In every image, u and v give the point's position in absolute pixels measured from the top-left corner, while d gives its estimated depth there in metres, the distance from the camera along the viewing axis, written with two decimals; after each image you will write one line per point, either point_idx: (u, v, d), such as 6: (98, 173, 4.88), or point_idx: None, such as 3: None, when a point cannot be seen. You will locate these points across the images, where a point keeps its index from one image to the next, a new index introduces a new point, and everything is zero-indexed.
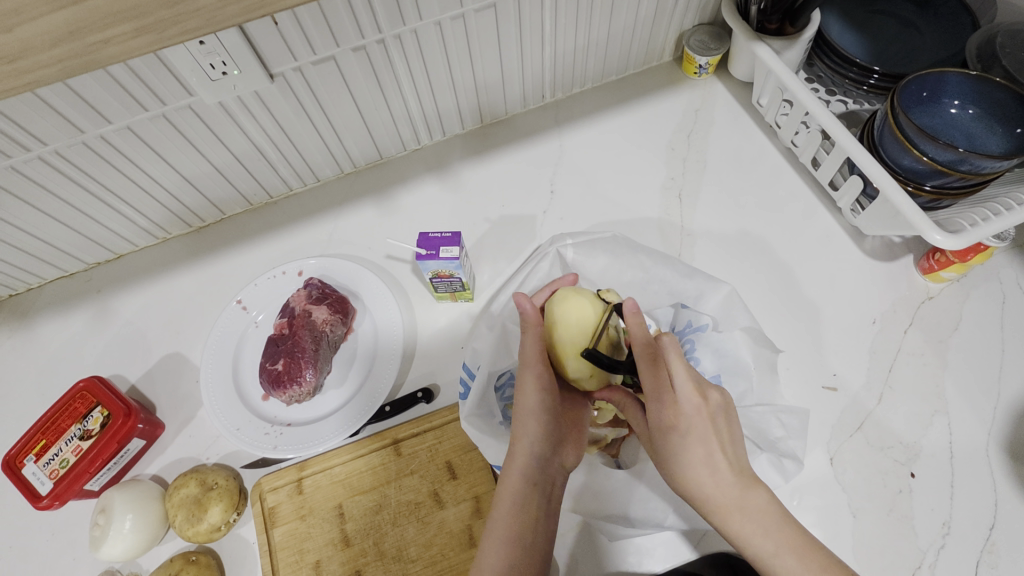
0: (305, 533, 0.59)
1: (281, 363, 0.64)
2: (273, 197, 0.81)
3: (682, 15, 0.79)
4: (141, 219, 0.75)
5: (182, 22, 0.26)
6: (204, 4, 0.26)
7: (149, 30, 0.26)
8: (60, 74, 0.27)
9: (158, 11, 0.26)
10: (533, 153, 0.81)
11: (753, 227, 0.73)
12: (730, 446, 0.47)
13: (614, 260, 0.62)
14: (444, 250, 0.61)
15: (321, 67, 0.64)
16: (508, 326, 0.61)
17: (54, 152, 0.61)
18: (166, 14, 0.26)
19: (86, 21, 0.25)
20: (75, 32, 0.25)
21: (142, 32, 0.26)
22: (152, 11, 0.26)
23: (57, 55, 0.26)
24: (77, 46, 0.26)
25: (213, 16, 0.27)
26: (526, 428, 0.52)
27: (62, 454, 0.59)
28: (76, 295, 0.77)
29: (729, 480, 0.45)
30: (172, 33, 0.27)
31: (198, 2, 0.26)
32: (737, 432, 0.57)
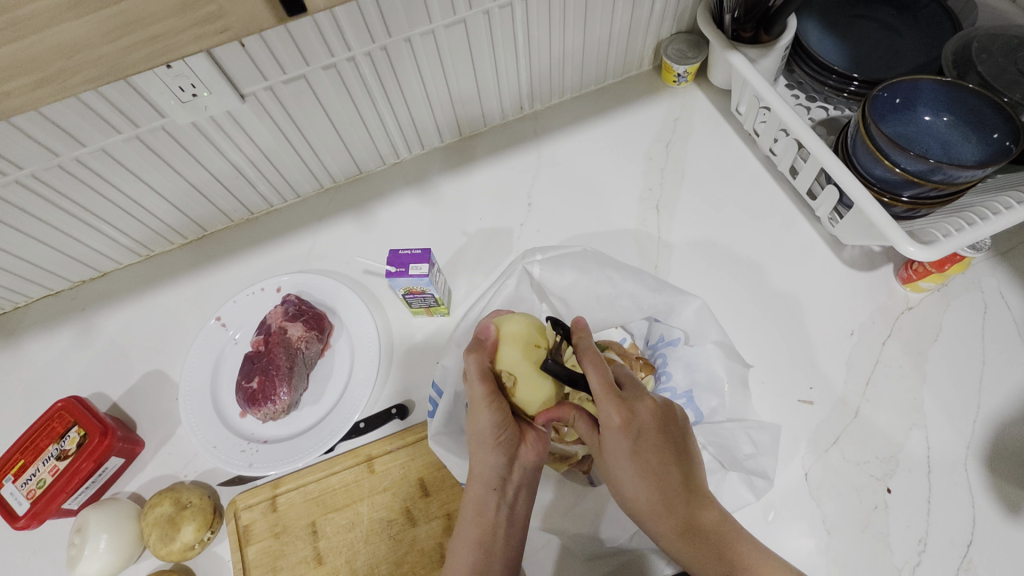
0: (279, 551, 0.59)
1: (256, 380, 0.65)
2: (254, 213, 0.82)
3: (659, 24, 0.78)
4: (123, 237, 0.76)
5: (82, 71, 0.28)
6: (101, 52, 0.27)
7: (51, 80, 0.28)
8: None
9: (57, 63, 0.27)
10: (511, 165, 0.81)
11: (731, 237, 0.72)
12: (685, 462, 0.49)
13: (582, 276, 0.61)
14: (413, 268, 0.61)
15: (292, 86, 0.65)
16: None
17: (30, 175, 0.62)
18: (64, 64, 0.27)
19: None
20: None
21: (41, 83, 0.28)
22: (49, 62, 0.27)
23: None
24: None
25: (113, 63, 0.28)
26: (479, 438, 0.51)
27: (39, 474, 0.60)
28: (62, 313, 0.78)
29: (681, 499, 0.48)
30: (74, 81, 0.28)
31: (94, 52, 0.27)
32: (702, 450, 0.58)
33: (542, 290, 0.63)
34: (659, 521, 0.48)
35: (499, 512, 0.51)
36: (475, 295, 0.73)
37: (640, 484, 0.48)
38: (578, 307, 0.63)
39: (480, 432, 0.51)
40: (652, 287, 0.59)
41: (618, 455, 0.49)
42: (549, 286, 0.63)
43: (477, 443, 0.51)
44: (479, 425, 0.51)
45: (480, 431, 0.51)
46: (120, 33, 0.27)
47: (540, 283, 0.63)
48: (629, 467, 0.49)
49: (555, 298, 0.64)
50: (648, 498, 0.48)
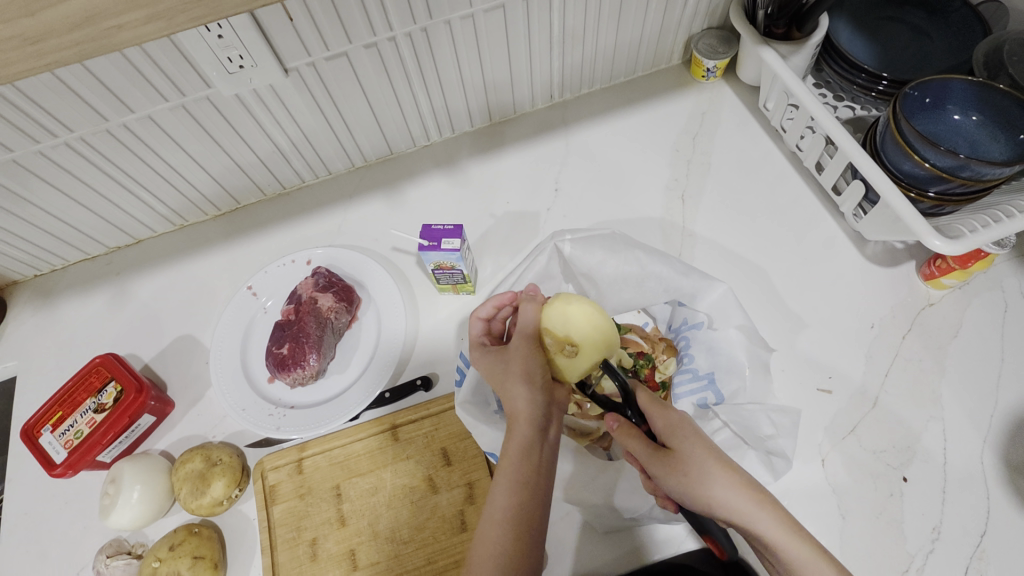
0: (303, 512, 0.61)
1: (286, 347, 0.67)
2: (286, 187, 0.84)
3: (691, 19, 0.80)
4: (160, 205, 0.78)
5: (187, 10, 0.29)
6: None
7: (160, 17, 0.29)
8: (75, 57, 0.29)
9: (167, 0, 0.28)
10: (539, 152, 0.83)
11: (754, 229, 0.74)
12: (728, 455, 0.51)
13: (612, 258, 0.62)
14: (445, 243, 0.62)
15: (334, 62, 0.67)
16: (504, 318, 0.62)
17: (79, 138, 0.64)
18: (172, 3, 0.29)
19: (102, 8, 0.28)
20: (92, 18, 0.28)
21: (152, 18, 0.29)
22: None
23: (73, 40, 0.28)
24: (93, 31, 0.28)
25: (216, 6, 0.30)
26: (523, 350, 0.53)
27: (77, 425, 0.62)
28: (97, 277, 0.81)
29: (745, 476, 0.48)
30: (180, 20, 0.29)
31: None
32: (724, 428, 0.57)
33: (570, 271, 0.65)
34: (768, 519, 0.45)
35: (532, 409, 0.49)
36: (501, 275, 0.74)
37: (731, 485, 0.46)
38: (606, 286, 0.64)
39: (488, 368, 0.54)
40: (678, 274, 0.60)
41: (698, 460, 0.47)
42: (576, 264, 0.64)
43: (491, 374, 0.54)
44: (486, 362, 0.55)
45: (489, 364, 0.54)
46: None
47: (569, 261, 0.64)
48: (713, 470, 0.47)
49: (582, 278, 0.65)
50: (742, 499, 0.46)
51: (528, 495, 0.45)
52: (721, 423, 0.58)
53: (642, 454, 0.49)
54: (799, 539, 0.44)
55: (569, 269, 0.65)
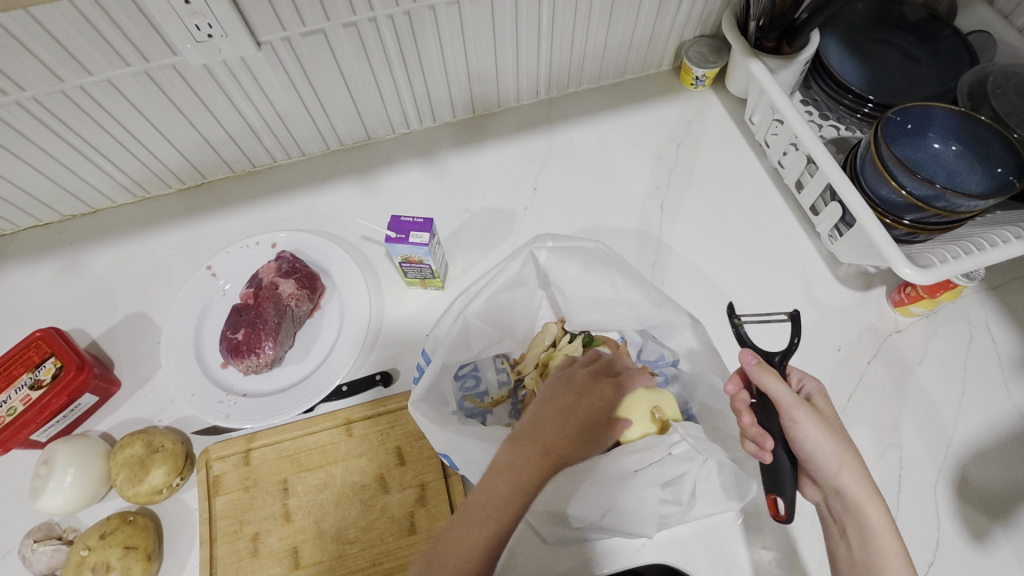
0: (247, 505, 0.59)
1: (241, 332, 0.64)
2: (256, 166, 0.80)
3: (683, 25, 0.78)
4: (119, 175, 0.74)
5: None
6: None
7: None
8: None
9: None
10: (521, 148, 0.81)
11: (730, 244, 0.73)
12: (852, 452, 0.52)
13: (585, 273, 0.60)
14: (414, 236, 0.60)
15: (310, 39, 0.64)
16: (471, 321, 0.59)
17: (32, 98, 0.60)
18: None
19: None
20: None
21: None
22: None
23: None
24: None
25: None
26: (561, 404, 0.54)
27: (10, 401, 0.58)
28: (49, 245, 0.77)
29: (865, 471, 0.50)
30: None
31: None
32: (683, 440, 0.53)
33: (544, 278, 0.63)
34: (863, 487, 0.48)
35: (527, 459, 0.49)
36: (472, 273, 0.72)
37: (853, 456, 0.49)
38: (575, 303, 0.63)
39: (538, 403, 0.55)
40: (652, 292, 0.59)
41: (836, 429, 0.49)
42: (551, 277, 0.62)
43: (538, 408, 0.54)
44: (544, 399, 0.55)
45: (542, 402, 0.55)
46: None
47: (544, 269, 0.62)
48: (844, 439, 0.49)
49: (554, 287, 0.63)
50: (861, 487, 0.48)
51: (510, 508, 0.47)
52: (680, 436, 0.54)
53: (789, 395, 0.48)
54: (891, 534, 0.47)
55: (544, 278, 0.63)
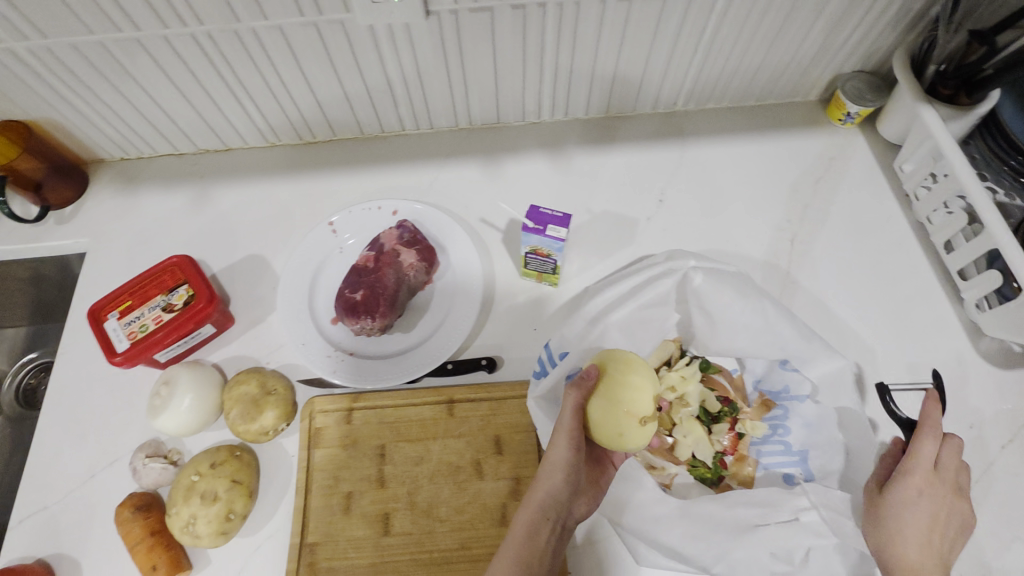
0: (344, 463, 0.59)
1: (359, 294, 0.65)
2: (384, 131, 0.81)
3: (846, 57, 0.75)
4: (259, 118, 0.76)
5: None
6: None
7: None
8: None
9: None
10: (650, 157, 0.79)
11: (860, 293, 0.70)
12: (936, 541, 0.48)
13: (739, 301, 0.58)
14: (551, 229, 0.59)
15: (476, 16, 0.63)
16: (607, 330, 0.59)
17: (206, 33, 0.62)
18: None
19: None
20: None
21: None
22: None
23: None
24: None
25: None
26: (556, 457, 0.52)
27: (143, 319, 0.60)
28: (181, 175, 0.80)
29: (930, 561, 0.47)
30: None
31: None
32: (813, 508, 0.53)
33: (687, 298, 0.61)
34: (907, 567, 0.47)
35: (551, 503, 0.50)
36: (586, 275, 0.71)
37: (913, 544, 0.47)
38: (722, 327, 0.61)
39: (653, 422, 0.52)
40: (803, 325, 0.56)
41: (909, 519, 0.48)
42: (703, 298, 0.60)
43: (559, 435, 0.52)
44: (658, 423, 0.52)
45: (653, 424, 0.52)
46: None
47: (695, 292, 0.60)
48: (910, 528, 0.48)
49: (700, 313, 0.61)
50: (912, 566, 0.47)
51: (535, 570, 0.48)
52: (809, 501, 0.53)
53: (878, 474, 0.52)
54: None
55: (689, 300, 0.61)
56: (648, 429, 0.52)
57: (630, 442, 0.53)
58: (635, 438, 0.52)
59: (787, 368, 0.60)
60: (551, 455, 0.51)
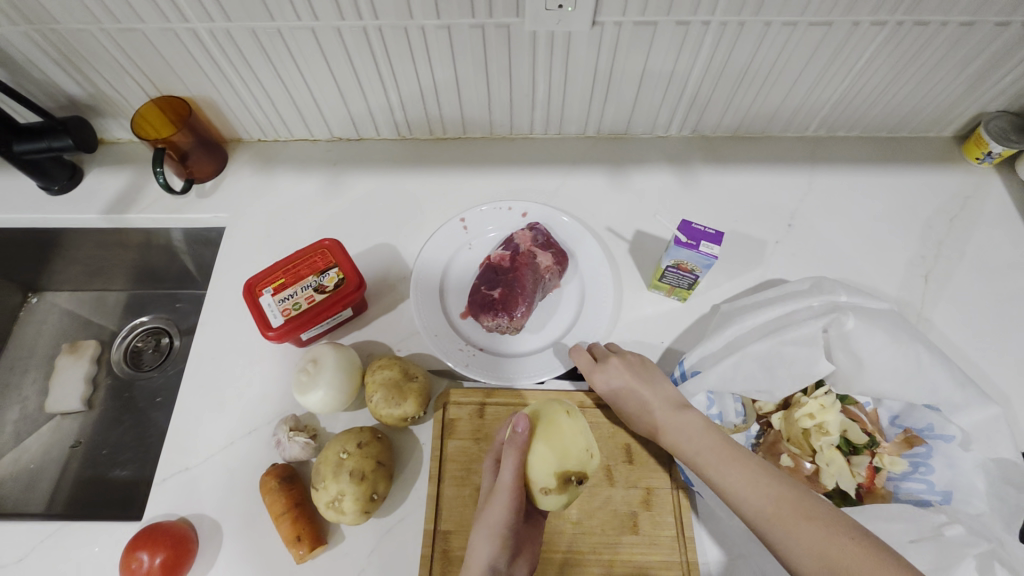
0: (476, 456, 0.61)
1: (498, 291, 0.66)
2: (513, 133, 0.83)
3: (994, 96, 0.73)
4: (399, 112, 0.78)
5: None
6: None
7: None
8: None
9: None
10: (778, 180, 0.79)
11: (998, 337, 0.68)
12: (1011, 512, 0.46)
13: (890, 344, 0.58)
14: (704, 246, 0.59)
15: (639, 29, 0.65)
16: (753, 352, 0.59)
17: (379, 27, 0.65)
18: None
19: None
20: None
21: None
22: None
23: None
24: None
25: None
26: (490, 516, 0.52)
27: (296, 297, 0.62)
28: (315, 159, 0.83)
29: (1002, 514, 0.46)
30: None
31: None
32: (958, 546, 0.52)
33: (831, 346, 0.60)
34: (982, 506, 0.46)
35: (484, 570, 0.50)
36: (714, 293, 0.71)
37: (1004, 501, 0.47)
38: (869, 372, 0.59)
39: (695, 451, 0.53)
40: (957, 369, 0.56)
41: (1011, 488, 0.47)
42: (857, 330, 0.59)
43: (498, 495, 0.52)
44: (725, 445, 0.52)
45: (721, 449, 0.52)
46: None
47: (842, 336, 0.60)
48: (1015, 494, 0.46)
49: (845, 356, 0.60)
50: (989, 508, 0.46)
51: None
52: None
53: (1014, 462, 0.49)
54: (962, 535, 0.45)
55: (833, 345, 0.60)
56: (550, 498, 0.53)
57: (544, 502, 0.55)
58: (546, 502, 0.54)
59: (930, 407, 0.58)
60: (488, 518, 0.52)
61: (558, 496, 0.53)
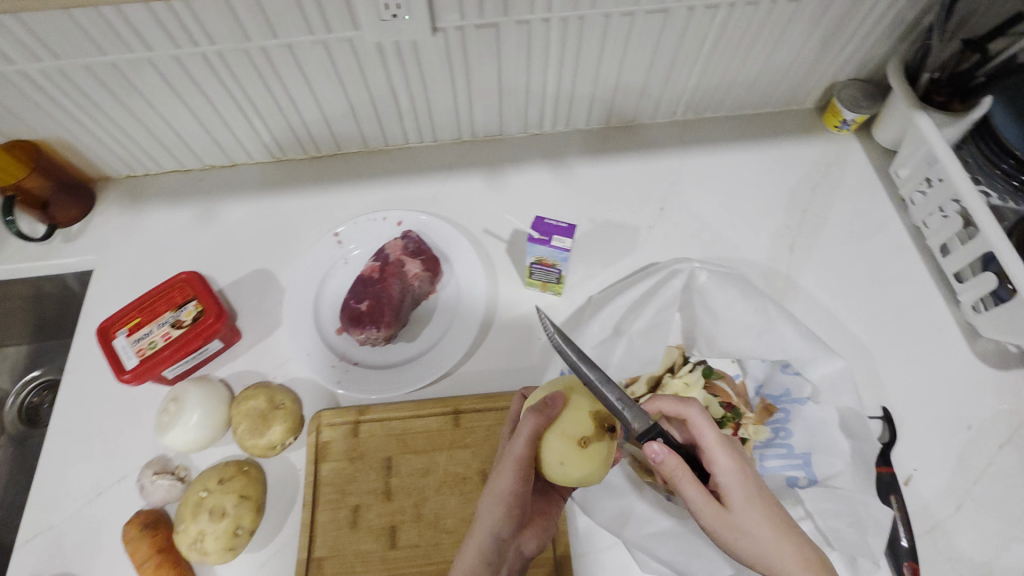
0: (351, 476, 0.60)
1: (365, 304, 0.65)
2: (388, 145, 0.82)
3: (842, 66, 0.76)
4: (266, 135, 0.77)
5: None
6: None
7: None
8: None
9: None
10: (651, 166, 0.80)
11: (862, 296, 0.70)
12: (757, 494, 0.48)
13: (741, 299, 0.59)
14: (556, 240, 0.60)
15: (482, 32, 0.64)
16: (615, 332, 0.61)
17: (217, 52, 0.63)
18: None
19: None
20: None
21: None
22: None
23: None
24: None
25: None
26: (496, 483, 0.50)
27: (152, 335, 0.61)
28: (186, 191, 0.80)
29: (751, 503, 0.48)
30: None
31: None
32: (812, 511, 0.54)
33: (689, 303, 0.63)
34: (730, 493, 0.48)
35: (483, 541, 0.49)
36: (590, 283, 0.72)
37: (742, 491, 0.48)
38: (723, 331, 0.62)
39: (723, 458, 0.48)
40: (805, 331, 0.57)
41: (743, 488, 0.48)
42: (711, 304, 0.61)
43: (505, 464, 0.50)
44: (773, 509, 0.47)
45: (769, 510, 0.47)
46: None
47: (696, 292, 0.62)
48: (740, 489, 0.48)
49: (705, 315, 0.62)
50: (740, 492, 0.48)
51: None
52: (810, 511, 0.55)
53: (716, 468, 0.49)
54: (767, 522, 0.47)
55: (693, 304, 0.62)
56: (592, 450, 0.50)
57: (574, 471, 0.50)
58: (578, 466, 0.50)
59: (788, 372, 0.60)
60: (494, 486, 0.50)
61: (600, 444, 0.51)
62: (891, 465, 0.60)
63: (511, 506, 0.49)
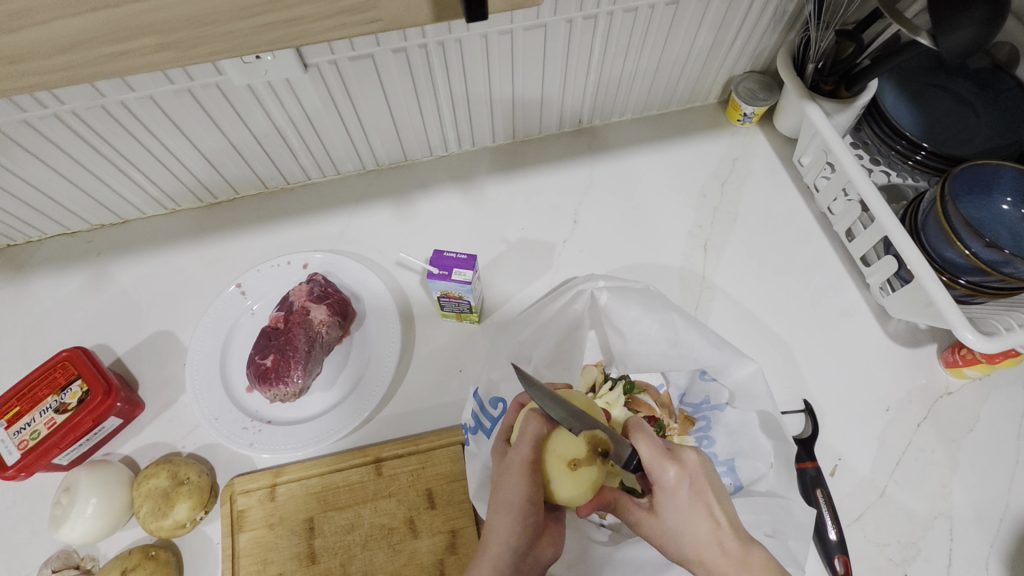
0: (271, 544, 0.57)
1: (270, 358, 0.62)
2: (290, 182, 0.78)
3: (735, 60, 0.76)
4: (152, 188, 0.72)
5: (209, 43, 0.31)
6: (232, 27, 0.30)
7: (169, 47, 0.30)
8: (66, 79, 0.31)
9: (180, 31, 0.30)
10: (560, 178, 0.79)
11: (776, 289, 0.71)
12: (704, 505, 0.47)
13: (645, 315, 0.59)
14: (457, 272, 0.58)
15: (358, 63, 0.62)
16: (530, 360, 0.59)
17: (70, 112, 0.58)
18: (183, 35, 0.30)
19: (97, 30, 0.28)
20: (86, 41, 0.29)
21: (162, 47, 0.30)
22: (173, 32, 0.29)
23: (65, 64, 0.30)
24: (93, 54, 0.29)
25: (243, 40, 0.31)
26: (506, 491, 0.49)
27: (34, 425, 0.57)
28: (74, 255, 0.75)
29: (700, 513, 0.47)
30: (194, 52, 0.31)
31: (228, 27, 0.30)
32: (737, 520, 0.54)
33: (599, 319, 0.62)
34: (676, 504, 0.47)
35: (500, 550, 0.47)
36: (508, 307, 0.70)
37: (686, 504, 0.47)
38: (633, 343, 0.61)
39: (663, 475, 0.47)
40: (716, 339, 0.57)
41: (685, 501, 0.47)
42: (622, 319, 0.60)
43: (512, 472, 0.49)
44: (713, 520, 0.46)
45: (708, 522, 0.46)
46: (256, 12, 0.30)
47: (602, 310, 0.61)
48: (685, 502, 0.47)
49: (613, 331, 0.62)
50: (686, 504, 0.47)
51: None
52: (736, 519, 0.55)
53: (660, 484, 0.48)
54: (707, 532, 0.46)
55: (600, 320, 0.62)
56: (582, 474, 0.49)
57: (561, 490, 0.50)
58: (566, 486, 0.49)
59: (706, 378, 0.59)
60: (503, 495, 0.49)
61: (591, 469, 0.50)
62: (815, 458, 0.60)
63: (525, 513, 0.48)
